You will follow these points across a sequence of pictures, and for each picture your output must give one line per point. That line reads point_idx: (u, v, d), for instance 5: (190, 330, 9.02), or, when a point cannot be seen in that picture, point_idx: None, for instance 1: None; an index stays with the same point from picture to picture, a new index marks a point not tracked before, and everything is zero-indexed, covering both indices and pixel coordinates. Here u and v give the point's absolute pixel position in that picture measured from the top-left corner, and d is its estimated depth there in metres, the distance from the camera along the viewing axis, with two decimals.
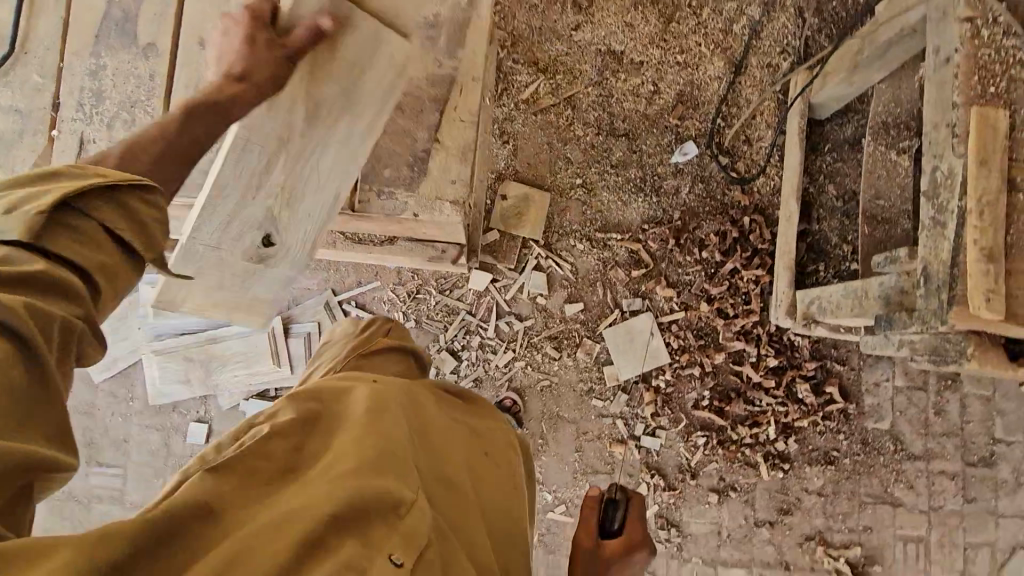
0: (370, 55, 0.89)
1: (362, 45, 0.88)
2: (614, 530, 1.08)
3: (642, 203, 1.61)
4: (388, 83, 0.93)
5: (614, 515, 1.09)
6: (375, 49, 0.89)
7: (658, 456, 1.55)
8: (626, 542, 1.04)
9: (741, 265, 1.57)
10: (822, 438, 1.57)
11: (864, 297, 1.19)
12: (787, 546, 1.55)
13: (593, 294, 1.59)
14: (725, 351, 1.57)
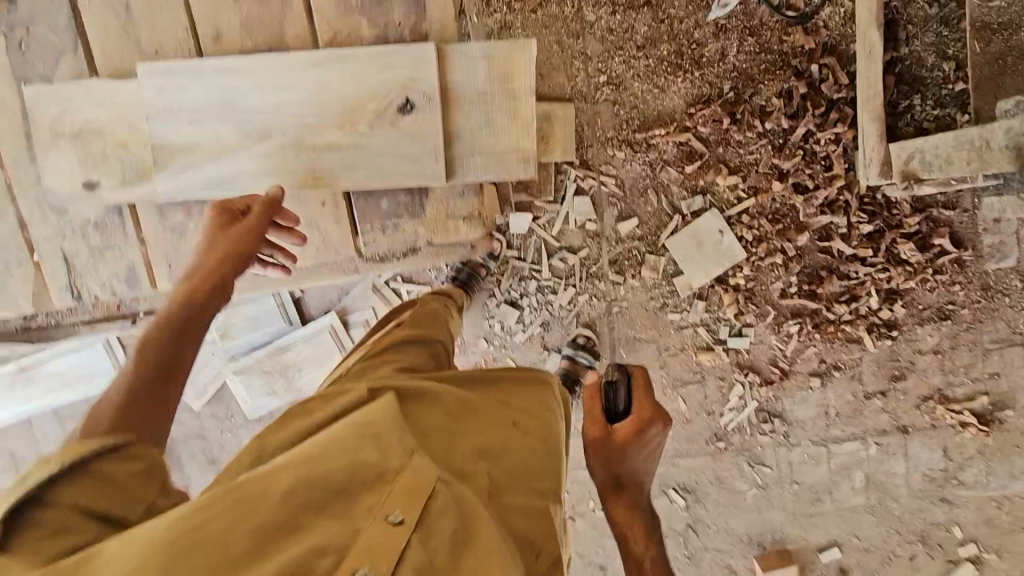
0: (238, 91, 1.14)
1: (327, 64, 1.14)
2: (620, 407, 1.06)
3: (682, 83, 1.37)
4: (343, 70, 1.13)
5: (617, 396, 1.06)
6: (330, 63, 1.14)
7: (749, 354, 1.47)
8: (637, 421, 1.02)
9: (814, 126, 1.33)
10: (933, 295, 1.41)
11: (988, 148, 1.18)
12: (904, 410, 1.47)
13: (646, 204, 1.43)
14: (808, 229, 1.38)
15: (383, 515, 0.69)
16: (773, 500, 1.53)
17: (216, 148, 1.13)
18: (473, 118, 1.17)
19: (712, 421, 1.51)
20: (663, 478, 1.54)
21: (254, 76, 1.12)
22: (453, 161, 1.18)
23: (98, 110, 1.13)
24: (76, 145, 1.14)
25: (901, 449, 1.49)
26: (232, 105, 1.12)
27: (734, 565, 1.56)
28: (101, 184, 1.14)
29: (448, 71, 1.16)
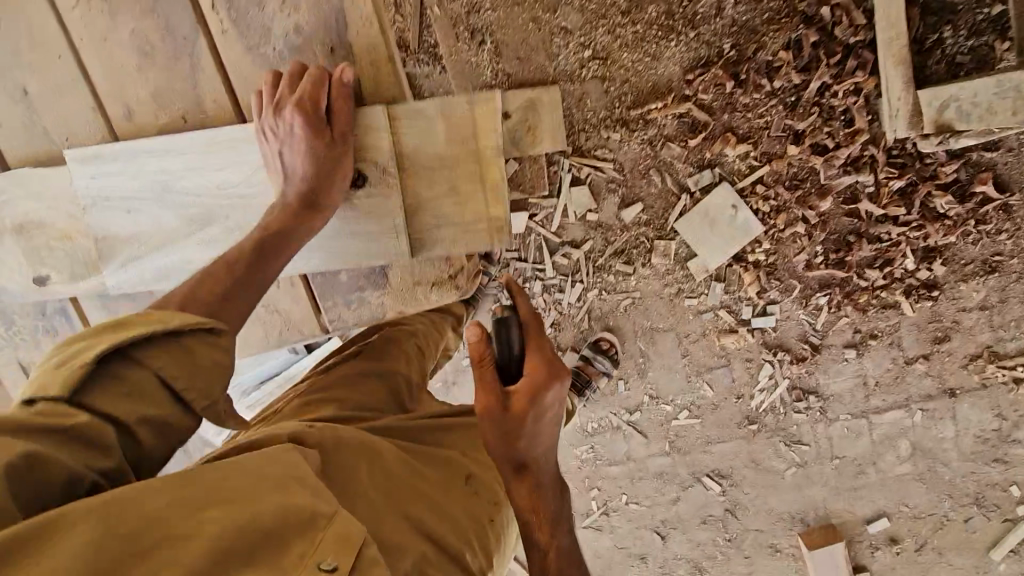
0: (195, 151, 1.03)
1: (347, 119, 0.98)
2: (515, 358, 0.79)
3: (677, 47, 1.22)
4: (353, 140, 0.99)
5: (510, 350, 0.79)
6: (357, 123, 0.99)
7: (776, 332, 1.38)
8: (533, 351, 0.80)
9: (830, 78, 1.19)
10: (976, 247, 1.27)
11: None
12: (951, 372, 1.36)
13: (649, 185, 1.31)
14: (831, 193, 1.25)
15: (314, 559, 0.58)
16: (813, 476, 1.46)
17: (155, 241, 1.06)
18: (439, 189, 1.04)
19: (742, 404, 1.44)
20: (696, 465, 1.49)
21: (184, 159, 1.03)
22: (421, 238, 1.07)
23: (34, 205, 1.08)
24: (20, 240, 1.10)
25: (949, 413, 1.39)
26: (168, 189, 1.04)
27: (777, 543, 1.52)
28: (51, 278, 1.10)
29: (402, 137, 1.02)
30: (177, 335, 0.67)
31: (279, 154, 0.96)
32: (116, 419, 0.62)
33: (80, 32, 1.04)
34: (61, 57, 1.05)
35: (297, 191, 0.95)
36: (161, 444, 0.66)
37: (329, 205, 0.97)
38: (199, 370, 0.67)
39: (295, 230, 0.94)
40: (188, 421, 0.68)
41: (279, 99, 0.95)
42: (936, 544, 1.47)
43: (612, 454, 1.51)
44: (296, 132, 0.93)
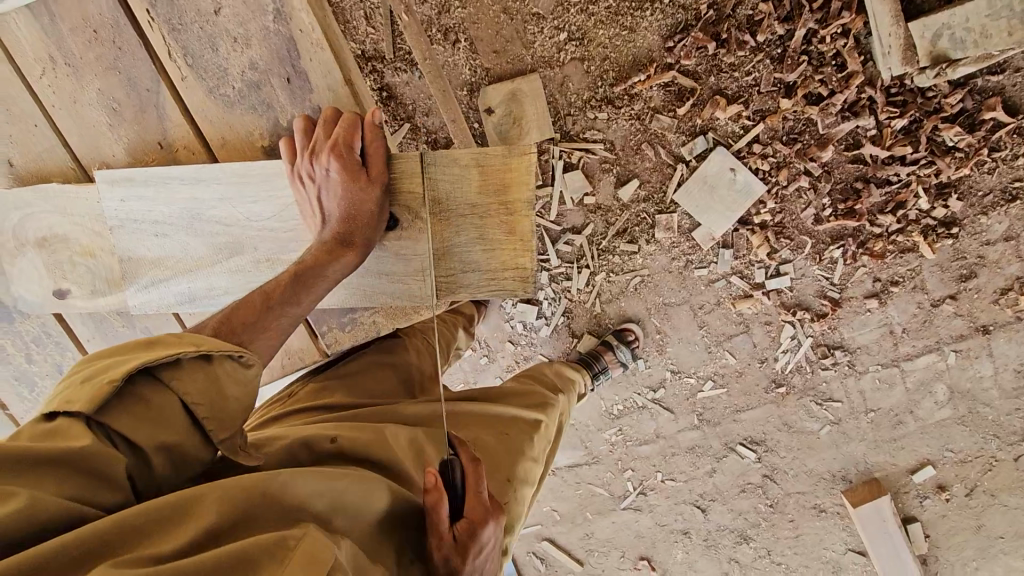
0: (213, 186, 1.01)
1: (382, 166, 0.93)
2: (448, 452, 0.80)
3: (653, 16, 1.19)
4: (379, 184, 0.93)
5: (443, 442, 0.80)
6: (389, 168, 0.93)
7: (793, 291, 1.35)
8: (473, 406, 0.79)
9: (815, 24, 1.13)
10: (993, 176, 1.21)
11: None
12: (981, 309, 1.31)
13: (643, 160, 1.29)
14: (832, 142, 1.21)
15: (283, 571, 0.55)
16: (850, 433, 1.44)
17: (182, 266, 1.07)
18: (466, 237, 0.95)
19: (767, 368, 1.41)
20: (728, 435, 1.47)
21: (216, 187, 1.02)
22: (446, 283, 0.99)
23: (58, 217, 1.10)
24: (43, 253, 1.13)
25: (985, 350, 1.33)
26: (200, 217, 1.04)
27: (821, 504, 1.50)
28: (71, 293, 1.15)
29: (434, 180, 0.94)
30: (205, 360, 0.67)
31: (315, 199, 0.94)
32: (135, 441, 0.62)
33: (49, 96, 1.08)
34: (34, 119, 1.10)
35: (333, 230, 0.92)
36: (174, 468, 0.66)
37: (360, 244, 0.93)
38: (218, 400, 0.67)
39: (326, 268, 0.92)
40: (202, 448, 0.67)
41: (315, 148, 0.93)
42: (987, 487, 1.42)
43: (641, 434, 1.50)
44: (330, 174, 0.90)
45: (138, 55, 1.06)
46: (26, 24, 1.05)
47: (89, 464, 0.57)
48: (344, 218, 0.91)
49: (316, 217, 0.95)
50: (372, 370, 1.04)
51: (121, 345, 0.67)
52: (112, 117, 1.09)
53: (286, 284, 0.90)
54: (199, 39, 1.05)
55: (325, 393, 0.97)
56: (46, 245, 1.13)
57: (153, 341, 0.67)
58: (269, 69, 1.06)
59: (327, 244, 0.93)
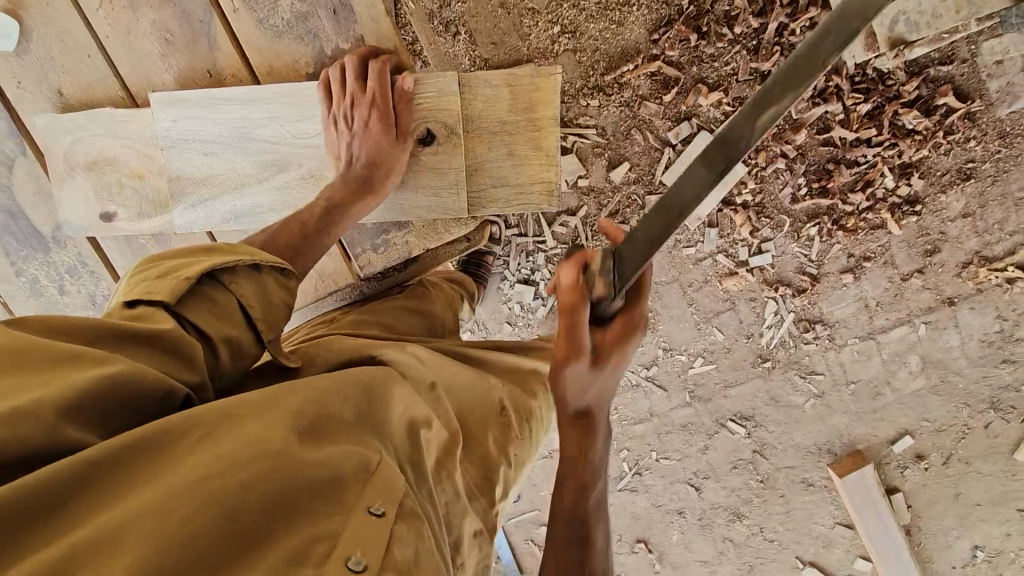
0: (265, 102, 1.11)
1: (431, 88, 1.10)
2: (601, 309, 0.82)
3: (639, 11, 1.30)
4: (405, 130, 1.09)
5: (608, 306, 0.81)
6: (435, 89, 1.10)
7: (774, 268, 1.43)
8: (623, 326, 0.84)
9: (786, 18, 1.25)
10: (948, 157, 1.33)
11: None
12: (945, 282, 1.40)
13: (633, 145, 1.38)
14: (804, 125, 1.32)
15: (363, 503, 0.62)
16: (833, 405, 1.51)
17: (229, 183, 1.15)
18: (499, 152, 1.12)
19: (753, 344, 1.48)
20: (719, 412, 1.53)
21: (268, 109, 1.11)
22: (478, 196, 1.15)
23: (109, 140, 1.16)
24: (92, 176, 1.17)
25: (952, 321, 1.43)
26: (247, 137, 1.12)
27: (809, 478, 1.55)
28: (117, 216, 1.19)
29: (471, 98, 1.11)
30: (254, 271, 0.77)
31: (344, 142, 1.09)
32: (207, 332, 0.70)
33: (102, 26, 1.13)
34: (88, 50, 1.14)
35: (358, 170, 1.07)
36: (237, 363, 0.74)
37: (381, 189, 1.09)
38: (268, 304, 0.78)
39: (358, 205, 1.07)
40: (256, 346, 0.76)
41: (353, 97, 1.08)
42: (962, 454, 1.50)
43: (637, 412, 1.56)
44: (368, 122, 1.06)
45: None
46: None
47: (171, 343, 0.65)
48: (373, 162, 1.07)
49: (341, 161, 1.09)
50: (401, 313, 1.11)
51: (183, 253, 0.76)
52: (164, 50, 1.14)
53: (326, 211, 1.04)
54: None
55: (361, 326, 1.03)
56: (96, 169, 1.17)
57: (209, 253, 0.76)
58: (313, 2, 1.12)
59: (349, 181, 1.08)
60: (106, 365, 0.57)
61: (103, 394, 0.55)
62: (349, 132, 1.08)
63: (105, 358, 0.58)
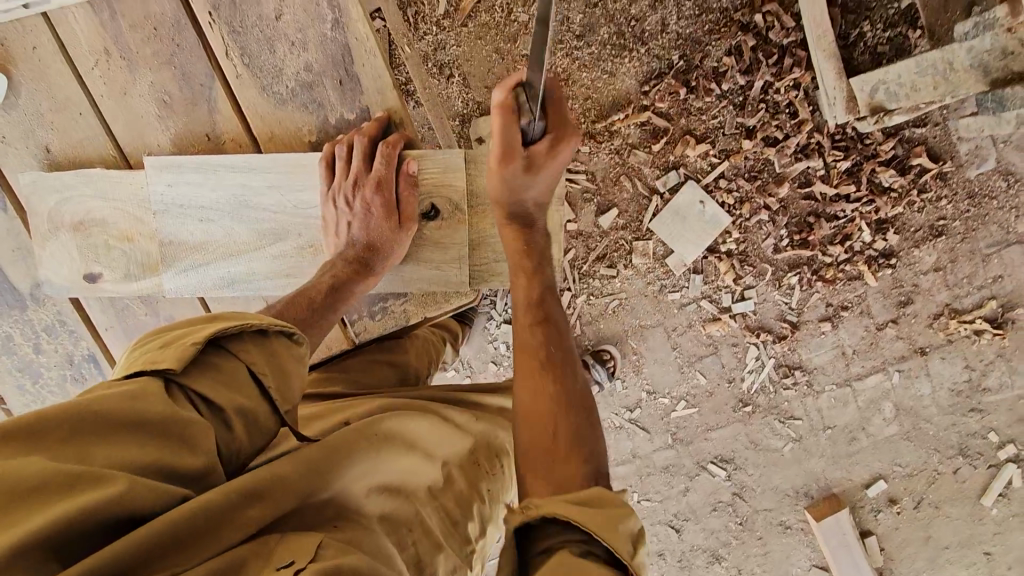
0: (266, 174, 1.14)
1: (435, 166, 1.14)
2: None
3: (630, 63, 1.33)
4: (409, 207, 1.12)
5: None
6: (441, 168, 1.14)
7: (756, 314, 1.46)
8: (551, 137, 0.98)
9: (771, 77, 1.30)
10: (921, 215, 1.38)
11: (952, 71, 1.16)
12: (918, 332, 1.45)
13: (622, 192, 1.40)
14: (787, 179, 1.36)
15: (271, 565, 0.59)
16: (811, 449, 1.53)
17: (222, 251, 1.17)
18: (502, 231, 1.15)
19: (734, 388, 1.50)
20: (700, 454, 1.55)
21: (271, 176, 1.14)
22: (482, 270, 1.17)
23: (98, 201, 1.18)
24: (77, 237, 1.20)
25: (923, 370, 1.48)
26: (246, 205, 1.15)
27: (786, 521, 1.58)
28: (102, 277, 1.21)
29: (476, 176, 1.14)
30: (261, 335, 0.78)
31: (344, 222, 1.11)
32: (213, 398, 0.69)
33: (97, 85, 1.16)
34: (80, 107, 1.17)
35: (357, 252, 1.10)
36: (248, 435, 0.72)
37: (378, 271, 1.11)
38: (279, 369, 0.77)
39: (357, 283, 1.09)
40: (270, 417, 0.75)
41: (358, 179, 1.11)
42: (932, 498, 1.54)
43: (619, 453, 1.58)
44: (371, 206, 1.10)
45: (197, 56, 1.15)
46: (84, 17, 1.14)
47: (173, 423, 0.64)
48: (375, 240, 1.10)
49: (340, 239, 1.12)
50: (372, 366, 1.15)
51: (193, 321, 0.79)
52: (162, 109, 1.17)
53: (329, 287, 1.05)
54: (259, 43, 1.15)
55: (327, 383, 1.07)
56: (82, 230, 1.19)
57: (219, 318, 0.79)
58: (321, 71, 1.16)
59: (352, 261, 1.10)
60: (89, 491, 0.54)
61: (84, 526, 0.53)
62: (353, 210, 1.10)
63: (90, 475, 0.55)
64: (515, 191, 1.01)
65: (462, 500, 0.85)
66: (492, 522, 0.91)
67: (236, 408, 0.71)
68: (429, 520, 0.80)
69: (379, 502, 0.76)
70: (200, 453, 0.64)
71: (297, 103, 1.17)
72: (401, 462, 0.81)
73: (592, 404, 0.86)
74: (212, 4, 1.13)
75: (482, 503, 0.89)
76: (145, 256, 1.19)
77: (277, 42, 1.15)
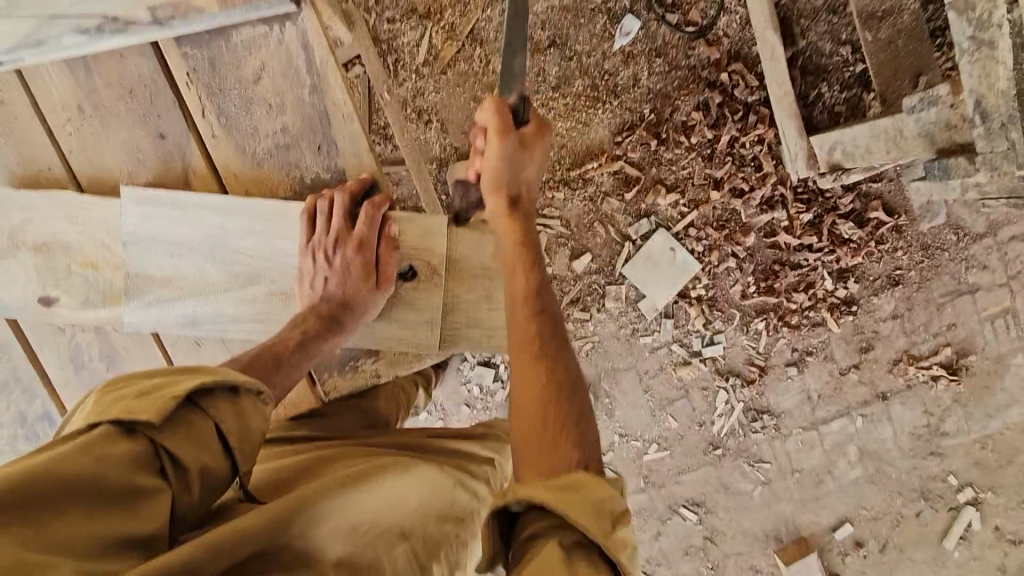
0: (237, 220, 1.15)
1: (412, 223, 1.15)
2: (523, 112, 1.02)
3: (604, 114, 1.38)
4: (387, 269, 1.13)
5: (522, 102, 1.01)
6: (420, 230, 1.15)
7: (724, 358, 1.49)
8: (538, 123, 1.03)
9: (737, 131, 1.36)
10: (880, 264, 1.44)
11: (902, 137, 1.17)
12: (879, 377, 1.50)
13: (595, 237, 1.44)
14: (752, 230, 1.41)
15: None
16: (779, 492, 1.55)
17: (191, 288, 1.17)
18: (476, 294, 1.16)
19: (705, 431, 1.52)
20: (672, 497, 1.57)
21: (246, 220, 1.15)
22: (452, 333, 1.17)
23: (65, 225, 1.18)
24: (39, 259, 1.20)
25: (885, 415, 1.52)
26: (222, 246, 1.16)
27: (757, 565, 1.59)
28: (59, 301, 1.20)
29: (455, 241, 1.16)
30: (232, 393, 0.79)
31: (320, 276, 1.11)
32: (179, 459, 0.70)
33: (68, 140, 1.17)
34: (50, 163, 1.18)
35: (330, 310, 1.10)
36: (203, 498, 0.72)
37: (350, 328, 1.12)
38: (245, 430, 0.77)
39: (326, 340, 1.09)
40: (227, 475, 0.74)
41: (337, 237, 1.11)
42: (897, 542, 1.57)
43: None
44: (350, 265, 1.11)
45: (172, 110, 1.15)
46: (57, 72, 1.15)
47: (128, 485, 0.64)
48: (349, 297, 1.11)
49: (313, 292, 1.12)
50: (339, 412, 1.15)
51: (164, 371, 0.79)
52: (135, 165, 1.17)
53: (299, 340, 1.06)
54: (238, 104, 1.15)
55: (294, 429, 1.06)
56: (45, 251, 1.19)
57: (190, 372, 0.79)
58: (299, 134, 1.16)
59: (323, 319, 1.10)
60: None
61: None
62: (331, 266, 1.11)
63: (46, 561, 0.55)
64: (507, 167, 1.01)
65: (431, 540, 0.78)
66: (462, 568, 0.81)
67: (201, 467, 0.71)
68: (390, 564, 0.72)
69: (338, 547, 0.72)
70: (158, 521, 0.65)
71: (275, 146, 1.16)
72: (369, 510, 0.76)
73: (586, 395, 0.86)
74: (190, 65, 1.15)
75: (453, 544, 0.80)
76: (105, 284, 1.19)
77: (253, 101, 1.16)
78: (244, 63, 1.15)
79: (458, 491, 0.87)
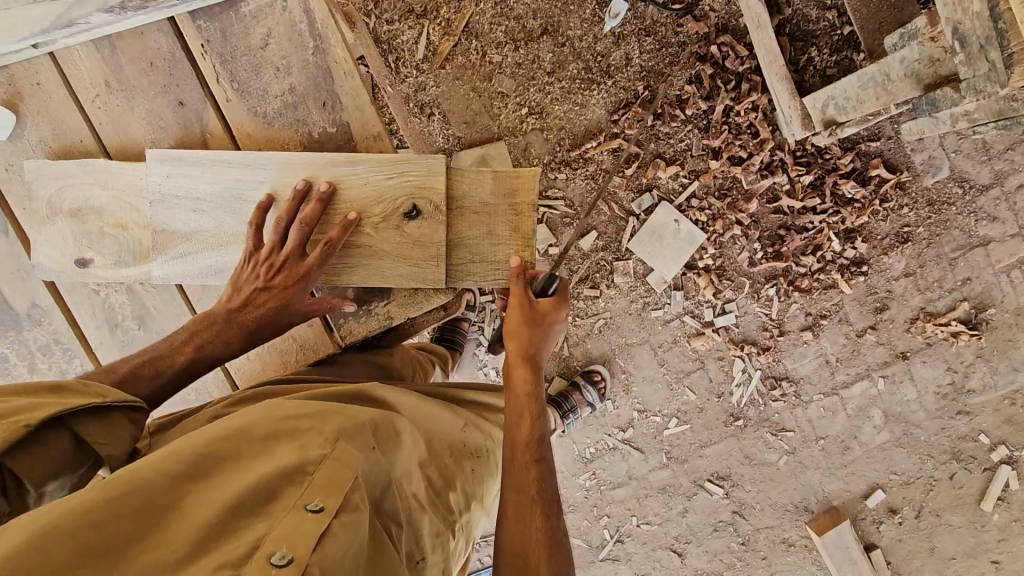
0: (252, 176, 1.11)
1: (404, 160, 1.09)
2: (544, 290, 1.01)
3: (601, 94, 1.42)
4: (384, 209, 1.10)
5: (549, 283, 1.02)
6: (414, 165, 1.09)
7: (738, 327, 1.49)
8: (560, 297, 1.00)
9: (731, 101, 1.38)
10: (886, 223, 1.44)
11: (889, 81, 1.16)
12: (897, 337, 1.48)
13: (600, 215, 1.47)
14: (754, 196, 1.43)
15: (299, 502, 0.63)
16: (805, 461, 1.54)
17: (210, 240, 1.13)
18: (479, 231, 1.11)
19: (723, 403, 1.52)
20: (696, 472, 1.56)
21: (262, 173, 1.10)
22: (457, 271, 1.13)
23: (93, 187, 1.16)
24: (74, 223, 1.17)
25: (907, 375, 1.50)
26: (237, 198, 1.11)
27: (789, 537, 1.56)
28: (93, 263, 1.18)
29: (454, 179, 1.10)
30: None
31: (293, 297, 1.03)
32: None
33: (98, 114, 1.19)
34: (80, 136, 1.19)
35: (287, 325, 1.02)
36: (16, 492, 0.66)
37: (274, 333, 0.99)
38: None
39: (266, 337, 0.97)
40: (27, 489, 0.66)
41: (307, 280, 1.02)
42: (932, 507, 1.53)
43: (614, 476, 1.58)
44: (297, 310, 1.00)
45: (190, 82, 1.18)
46: (86, 54, 1.17)
47: None
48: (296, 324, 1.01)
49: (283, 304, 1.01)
50: (353, 362, 1.19)
51: None
52: (158, 133, 1.19)
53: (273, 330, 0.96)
54: (247, 69, 1.18)
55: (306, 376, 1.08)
56: (79, 215, 1.17)
57: None
58: (305, 94, 1.19)
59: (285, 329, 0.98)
60: None
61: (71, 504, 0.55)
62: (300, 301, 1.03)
63: None
64: (522, 334, 0.95)
65: (445, 472, 0.88)
66: (478, 500, 0.94)
67: None
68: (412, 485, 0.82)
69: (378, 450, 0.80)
70: None
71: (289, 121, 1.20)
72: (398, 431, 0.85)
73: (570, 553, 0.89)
74: (205, 38, 1.18)
75: (466, 478, 0.91)
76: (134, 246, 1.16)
77: (262, 69, 1.18)
78: (252, 31, 1.18)
79: (472, 433, 0.96)
